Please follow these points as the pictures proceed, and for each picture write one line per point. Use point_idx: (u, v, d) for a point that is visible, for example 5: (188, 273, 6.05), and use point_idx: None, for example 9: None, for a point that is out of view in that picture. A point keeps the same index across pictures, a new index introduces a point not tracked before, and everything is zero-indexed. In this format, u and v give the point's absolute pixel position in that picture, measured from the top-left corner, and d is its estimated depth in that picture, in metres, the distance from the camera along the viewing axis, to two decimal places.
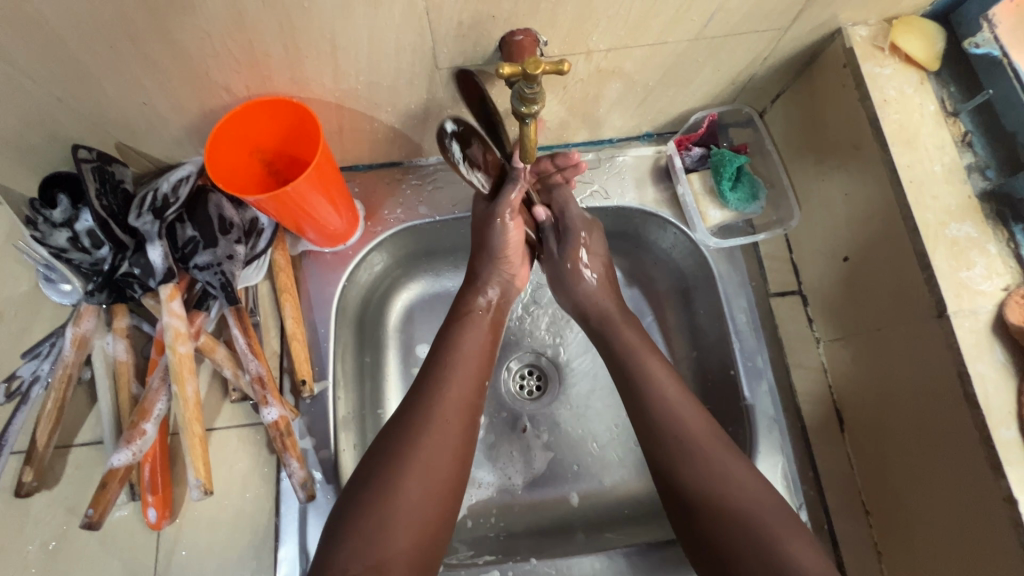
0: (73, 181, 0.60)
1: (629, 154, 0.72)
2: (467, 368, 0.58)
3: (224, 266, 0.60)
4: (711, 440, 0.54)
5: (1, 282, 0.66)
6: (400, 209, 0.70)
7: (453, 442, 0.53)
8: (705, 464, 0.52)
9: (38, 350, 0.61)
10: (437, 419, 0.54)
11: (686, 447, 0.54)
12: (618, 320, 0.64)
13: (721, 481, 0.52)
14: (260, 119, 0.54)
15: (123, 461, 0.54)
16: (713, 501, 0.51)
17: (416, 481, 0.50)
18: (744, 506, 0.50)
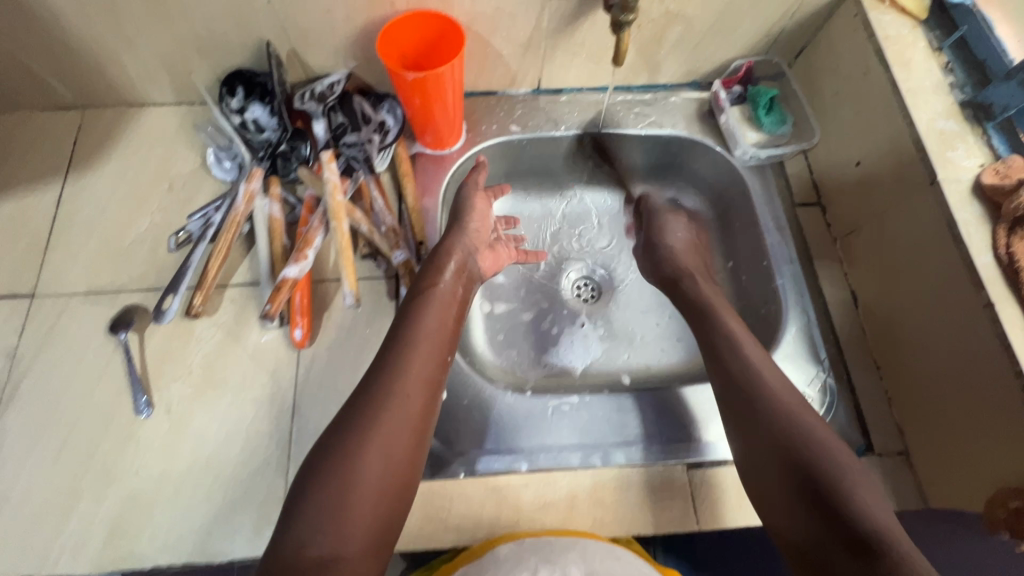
0: (249, 78, 0.76)
1: (679, 96, 0.89)
2: (428, 345, 0.62)
3: (365, 147, 0.76)
4: (777, 379, 0.62)
5: (172, 161, 0.81)
6: (495, 126, 0.86)
7: (416, 410, 0.58)
8: (772, 395, 0.60)
9: (207, 209, 0.75)
10: (394, 394, 0.57)
11: (755, 381, 0.61)
12: (700, 276, 0.79)
13: (793, 409, 0.59)
14: (411, 30, 0.70)
15: (291, 275, 0.68)
16: (782, 428, 0.57)
17: (376, 450, 0.54)
18: (809, 436, 0.56)
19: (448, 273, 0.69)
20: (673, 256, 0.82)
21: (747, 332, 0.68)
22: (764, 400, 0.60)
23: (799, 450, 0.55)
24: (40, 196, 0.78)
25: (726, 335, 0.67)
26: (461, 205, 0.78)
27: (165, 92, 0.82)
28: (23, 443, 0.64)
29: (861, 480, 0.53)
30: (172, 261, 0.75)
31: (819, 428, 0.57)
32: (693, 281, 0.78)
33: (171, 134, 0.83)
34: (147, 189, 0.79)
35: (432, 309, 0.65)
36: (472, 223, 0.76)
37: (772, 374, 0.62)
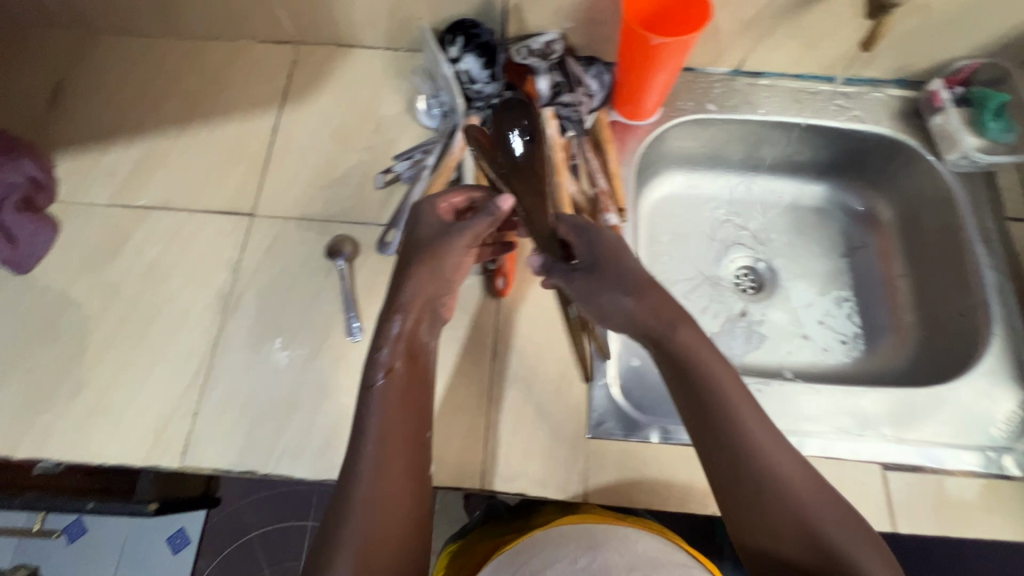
0: (469, 28, 0.78)
1: (884, 92, 0.85)
2: (402, 425, 0.55)
3: (578, 109, 0.76)
4: (737, 390, 0.55)
5: (378, 103, 0.84)
6: (692, 103, 0.85)
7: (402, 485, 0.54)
8: (732, 420, 0.54)
9: (415, 154, 0.78)
10: (390, 422, 0.55)
11: (716, 401, 0.54)
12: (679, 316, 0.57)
13: (747, 425, 0.54)
14: None
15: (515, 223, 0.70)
16: (724, 434, 0.54)
17: (377, 521, 0.52)
18: (772, 457, 0.53)
19: (399, 358, 0.57)
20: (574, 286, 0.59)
21: (720, 362, 0.56)
22: (713, 403, 0.54)
23: (750, 464, 0.53)
24: (257, 123, 0.82)
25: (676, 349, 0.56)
26: (436, 232, 0.60)
27: (377, 36, 0.85)
28: (249, 348, 0.69)
29: (842, 515, 0.52)
30: (378, 198, 0.78)
31: (777, 449, 0.54)
32: (661, 336, 0.56)
33: (378, 77, 0.85)
34: (355, 127, 0.82)
35: (410, 404, 0.56)
36: (422, 275, 0.59)
37: (729, 386, 0.55)
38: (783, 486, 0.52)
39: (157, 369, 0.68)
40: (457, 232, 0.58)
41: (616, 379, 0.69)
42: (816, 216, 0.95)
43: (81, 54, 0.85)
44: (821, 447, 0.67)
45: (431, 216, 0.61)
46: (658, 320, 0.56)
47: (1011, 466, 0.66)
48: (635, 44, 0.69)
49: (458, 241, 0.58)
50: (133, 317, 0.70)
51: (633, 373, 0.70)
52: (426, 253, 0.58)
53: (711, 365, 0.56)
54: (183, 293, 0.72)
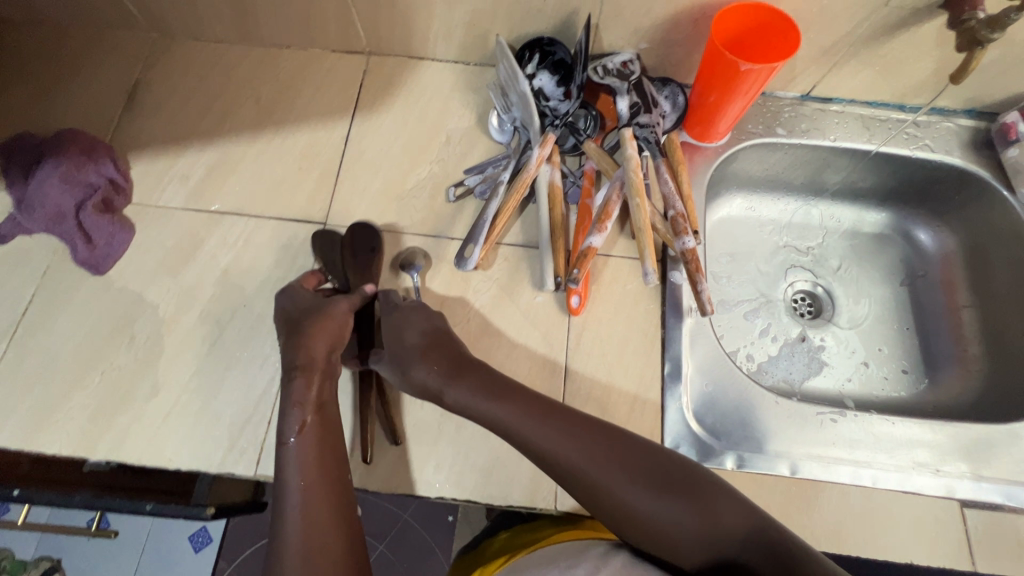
0: (547, 47, 0.79)
1: (955, 123, 0.85)
2: (302, 449, 0.59)
3: (654, 130, 0.76)
4: (561, 442, 0.58)
5: (449, 117, 0.84)
6: (762, 127, 0.85)
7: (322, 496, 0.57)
8: (567, 467, 0.57)
9: (487, 168, 0.79)
10: (311, 463, 0.58)
11: (554, 455, 0.58)
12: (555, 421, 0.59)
13: (574, 468, 0.57)
14: (734, 19, 0.69)
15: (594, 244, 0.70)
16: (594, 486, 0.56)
17: (319, 540, 0.55)
18: (608, 489, 0.56)
19: (309, 410, 0.61)
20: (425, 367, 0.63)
21: (509, 402, 0.61)
22: (544, 455, 0.58)
23: (614, 513, 0.56)
24: (328, 132, 0.83)
25: (492, 416, 0.60)
26: (315, 303, 0.67)
27: (450, 50, 0.85)
28: None
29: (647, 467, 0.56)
30: (449, 211, 0.78)
31: (625, 488, 0.55)
32: (476, 380, 0.63)
33: (448, 90, 0.86)
34: (426, 139, 0.83)
35: (323, 439, 0.60)
36: (309, 341, 0.64)
37: (556, 446, 0.58)
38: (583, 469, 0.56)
39: (230, 375, 0.68)
40: (321, 320, 0.65)
41: (689, 403, 0.68)
42: (876, 242, 0.94)
43: (154, 57, 0.86)
44: (899, 481, 0.66)
45: (290, 294, 0.69)
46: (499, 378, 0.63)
47: None
48: (722, 69, 0.69)
49: (310, 327, 0.65)
50: (206, 322, 0.71)
51: (707, 398, 0.69)
52: (310, 329, 0.64)
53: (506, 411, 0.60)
54: (254, 301, 0.72)
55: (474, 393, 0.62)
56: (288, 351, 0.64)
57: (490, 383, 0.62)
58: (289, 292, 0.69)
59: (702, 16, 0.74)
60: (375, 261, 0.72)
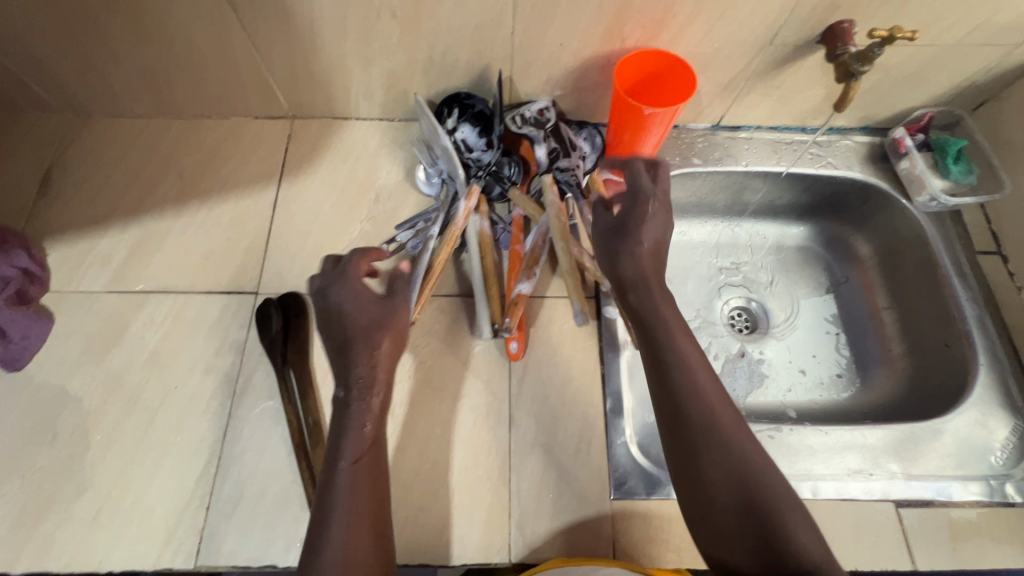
0: (466, 101, 0.81)
1: (852, 140, 0.92)
2: (353, 479, 0.54)
3: (575, 173, 0.79)
4: (730, 410, 0.54)
5: (378, 174, 0.85)
6: (678, 158, 0.90)
7: (364, 547, 0.50)
8: (725, 424, 0.53)
9: (418, 223, 0.80)
10: (364, 474, 0.54)
11: (706, 399, 0.54)
12: (674, 326, 0.58)
13: (731, 432, 0.52)
14: (633, 68, 0.76)
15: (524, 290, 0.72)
16: (705, 427, 0.52)
17: None
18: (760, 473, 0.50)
19: (371, 427, 0.57)
20: (637, 257, 0.60)
21: (691, 347, 0.57)
22: (699, 408, 0.53)
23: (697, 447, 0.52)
24: (256, 200, 0.83)
25: (672, 348, 0.56)
26: (370, 301, 0.61)
27: (372, 108, 0.87)
28: (260, 434, 0.67)
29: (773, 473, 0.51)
30: (383, 268, 0.79)
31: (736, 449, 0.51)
32: (650, 291, 0.59)
33: (375, 148, 0.87)
34: (355, 198, 0.83)
35: (365, 480, 0.54)
36: (378, 357, 0.58)
37: (734, 422, 0.53)
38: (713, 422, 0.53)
39: (166, 461, 0.66)
40: (387, 333, 0.60)
41: (632, 435, 0.69)
42: (800, 252, 0.98)
43: (69, 138, 0.84)
44: (836, 488, 0.69)
45: (352, 290, 0.61)
46: (660, 280, 0.60)
47: (1016, 493, 0.69)
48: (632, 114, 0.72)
49: (383, 340, 0.59)
50: (135, 408, 0.68)
51: (649, 429, 0.70)
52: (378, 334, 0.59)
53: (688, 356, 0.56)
54: (187, 379, 0.70)
55: (675, 329, 0.58)
56: (354, 367, 0.58)
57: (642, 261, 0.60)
58: (348, 288, 0.61)
59: (607, 64, 0.78)
60: (304, 325, 0.73)
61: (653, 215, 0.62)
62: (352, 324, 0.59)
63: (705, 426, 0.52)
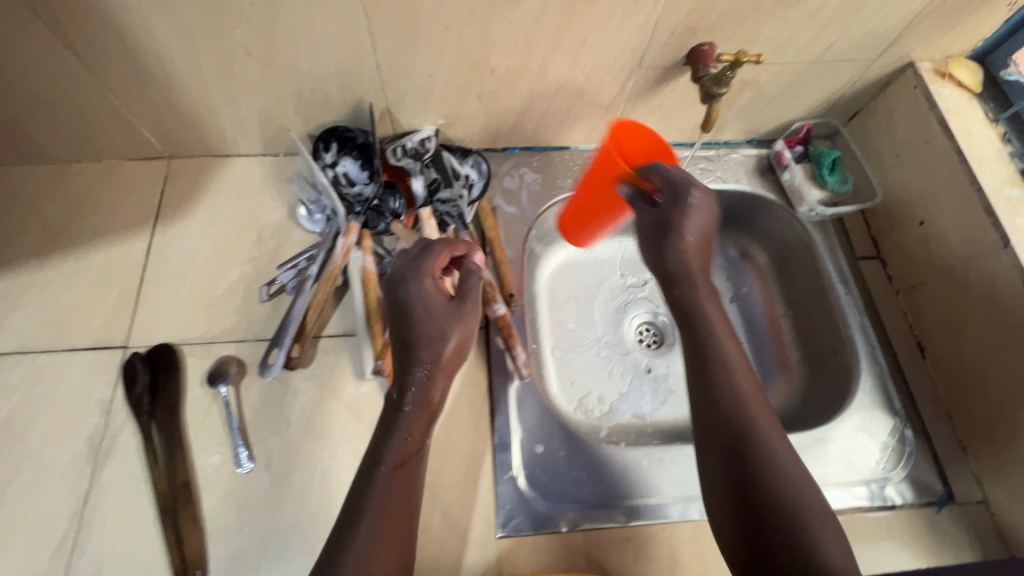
0: (344, 135, 0.79)
1: (740, 153, 0.94)
2: (398, 479, 0.56)
3: (457, 203, 0.78)
4: (757, 399, 0.61)
5: (261, 212, 0.83)
6: (569, 180, 0.90)
7: (381, 563, 0.51)
8: (742, 406, 0.59)
9: (299, 261, 0.77)
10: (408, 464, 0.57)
11: (729, 385, 0.61)
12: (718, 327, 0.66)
13: (746, 411, 0.59)
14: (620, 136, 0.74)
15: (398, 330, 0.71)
16: (729, 410, 0.60)
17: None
18: (766, 451, 0.56)
19: (419, 427, 0.59)
20: (684, 250, 0.70)
21: (730, 345, 0.65)
22: (726, 392, 0.61)
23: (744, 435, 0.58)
24: (129, 246, 0.79)
25: (716, 349, 0.64)
26: (443, 308, 0.61)
27: (253, 144, 0.84)
28: (124, 500, 0.64)
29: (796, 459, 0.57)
30: (264, 311, 0.76)
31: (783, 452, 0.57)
32: (693, 284, 0.69)
33: (259, 185, 0.85)
34: (236, 239, 0.81)
35: (405, 483, 0.56)
36: (440, 361, 0.60)
37: (769, 424, 0.59)
38: (741, 413, 0.59)
39: (20, 537, 0.62)
40: (443, 342, 0.60)
41: (520, 468, 0.69)
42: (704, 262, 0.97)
43: None
44: None
45: (423, 290, 0.61)
46: (702, 280, 0.70)
47: (897, 495, 0.70)
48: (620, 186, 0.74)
49: (453, 337, 0.60)
50: None
51: (537, 462, 0.69)
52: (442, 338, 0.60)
53: (729, 355, 0.64)
54: (46, 447, 0.66)
55: (721, 336, 0.66)
56: (413, 368, 0.60)
57: (688, 254, 0.70)
58: (419, 286, 0.61)
59: (483, 92, 0.77)
60: (175, 378, 0.69)
61: (694, 207, 0.69)
62: (414, 320, 0.60)
63: (728, 407, 0.60)
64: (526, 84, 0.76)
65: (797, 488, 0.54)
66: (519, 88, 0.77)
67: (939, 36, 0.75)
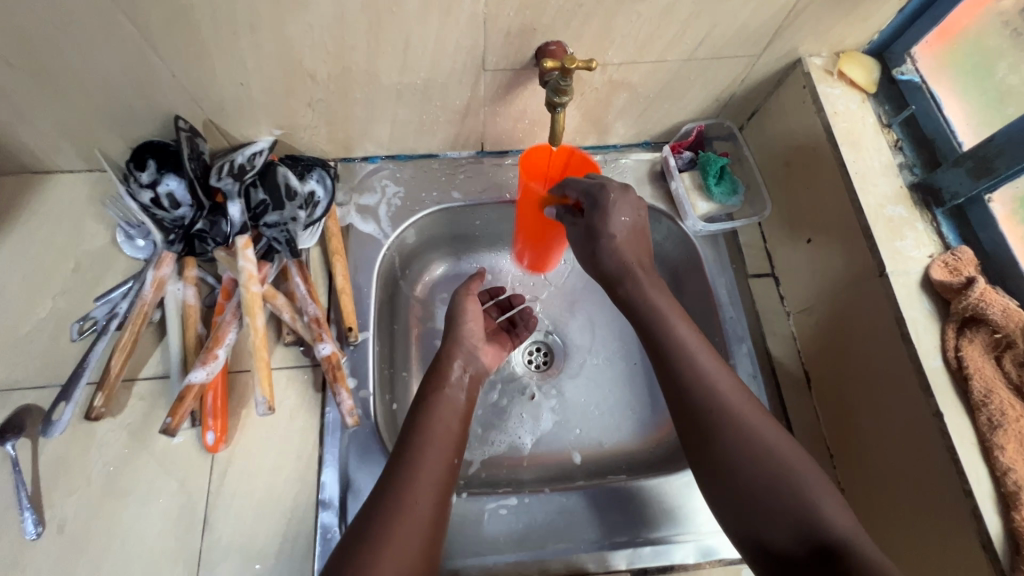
0: (163, 150, 0.69)
1: (631, 157, 0.84)
2: (447, 426, 0.62)
3: (289, 226, 0.70)
4: (726, 381, 0.57)
5: (80, 238, 0.74)
6: (436, 193, 0.81)
7: (427, 510, 0.54)
8: (736, 410, 0.55)
9: (115, 294, 0.69)
10: (417, 481, 0.56)
11: (706, 393, 0.56)
12: (672, 319, 0.60)
13: (739, 414, 0.55)
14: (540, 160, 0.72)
15: (198, 380, 0.62)
16: (715, 417, 0.55)
17: (421, 500, 0.54)
18: (771, 453, 0.53)
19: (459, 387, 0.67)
20: (615, 248, 0.63)
21: (704, 352, 0.59)
22: (694, 382, 0.57)
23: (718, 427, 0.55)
24: None
25: (668, 336, 0.59)
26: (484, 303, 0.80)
27: (72, 161, 0.75)
28: None
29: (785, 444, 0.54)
30: (75, 352, 0.68)
31: (769, 438, 0.54)
32: (636, 284, 0.62)
33: (81, 207, 0.76)
34: (51, 269, 0.72)
35: (444, 410, 0.64)
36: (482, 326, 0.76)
37: (750, 411, 0.55)
38: (723, 408, 0.55)
39: None
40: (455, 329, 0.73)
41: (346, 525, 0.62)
42: None
43: None
44: (566, 561, 0.63)
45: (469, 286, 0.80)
46: (644, 273, 0.63)
47: None
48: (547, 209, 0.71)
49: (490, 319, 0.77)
50: None
51: None
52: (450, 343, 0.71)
53: (703, 364, 0.58)
54: None
55: (689, 344, 0.59)
56: None
57: (623, 250, 0.64)
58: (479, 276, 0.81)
59: (312, 100, 0.68)
60: None
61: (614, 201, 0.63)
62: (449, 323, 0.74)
63: (715, 417, 0.55)
64: (359, 91, 0.67)
65: (823, 486, 0.52)
66: (352, 95, 0.68)
67: (826, 29, 0.66)
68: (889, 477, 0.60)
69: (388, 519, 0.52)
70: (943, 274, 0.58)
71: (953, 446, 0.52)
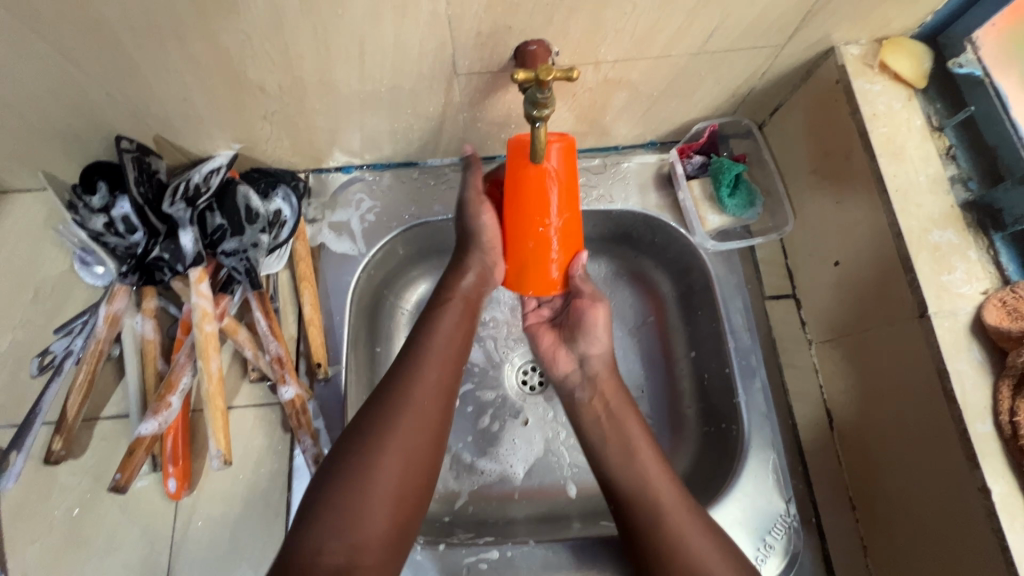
0: (114, 170, 0.63)
1: (633, 161, 0.73)
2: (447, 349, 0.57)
3: (250, 253, 0.64)
4: (674, 499, 0.54)
5: (38, 264, 0.70)
6: (415, 207, 0.74)
7: (421, 428, 0.52)
8: (651, 489, 0.55)
9: (73, 326, 0.65)
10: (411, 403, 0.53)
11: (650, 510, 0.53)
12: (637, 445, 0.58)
13: (662, 503, 0.53)
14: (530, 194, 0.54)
15: (149, 431, 0.58)
16: (634, 500, 0.55)
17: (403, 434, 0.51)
18: (681, 530, 0.52)
19: (457, 292, 0.61)
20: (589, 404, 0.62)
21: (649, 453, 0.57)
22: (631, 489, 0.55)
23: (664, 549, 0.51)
24: None
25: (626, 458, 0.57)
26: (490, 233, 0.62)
27: (19, 180, 0.69)
28: None
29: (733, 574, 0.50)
30: (35, 388, 0.65)
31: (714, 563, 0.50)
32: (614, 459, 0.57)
33: (35, 231, 0.71)
34: (9, 299, 0.68)
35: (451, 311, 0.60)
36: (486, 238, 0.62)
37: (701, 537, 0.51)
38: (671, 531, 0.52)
39: None
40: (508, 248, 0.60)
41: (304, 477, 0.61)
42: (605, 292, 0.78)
43: None
44: None
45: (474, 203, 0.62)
46: (642, 441, 0.58)
47: None
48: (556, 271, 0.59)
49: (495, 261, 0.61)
50: None
51: None
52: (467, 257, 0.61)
53: (650, 473, 0.56)
54: None
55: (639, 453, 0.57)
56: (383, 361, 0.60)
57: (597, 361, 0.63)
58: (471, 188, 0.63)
59: (267, 113, 0.61)
60: None
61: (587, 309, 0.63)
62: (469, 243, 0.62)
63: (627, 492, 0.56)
64: (317, 101, 0.60)
65: None
66: (311, 106, 0.61)
67: (867, 13, 0.54)
68: (923, 548, 0.52)
69: (381, 430, 0.51)
70: (1000, 317, 0.49)
71: (1000, 529, 0.45)
